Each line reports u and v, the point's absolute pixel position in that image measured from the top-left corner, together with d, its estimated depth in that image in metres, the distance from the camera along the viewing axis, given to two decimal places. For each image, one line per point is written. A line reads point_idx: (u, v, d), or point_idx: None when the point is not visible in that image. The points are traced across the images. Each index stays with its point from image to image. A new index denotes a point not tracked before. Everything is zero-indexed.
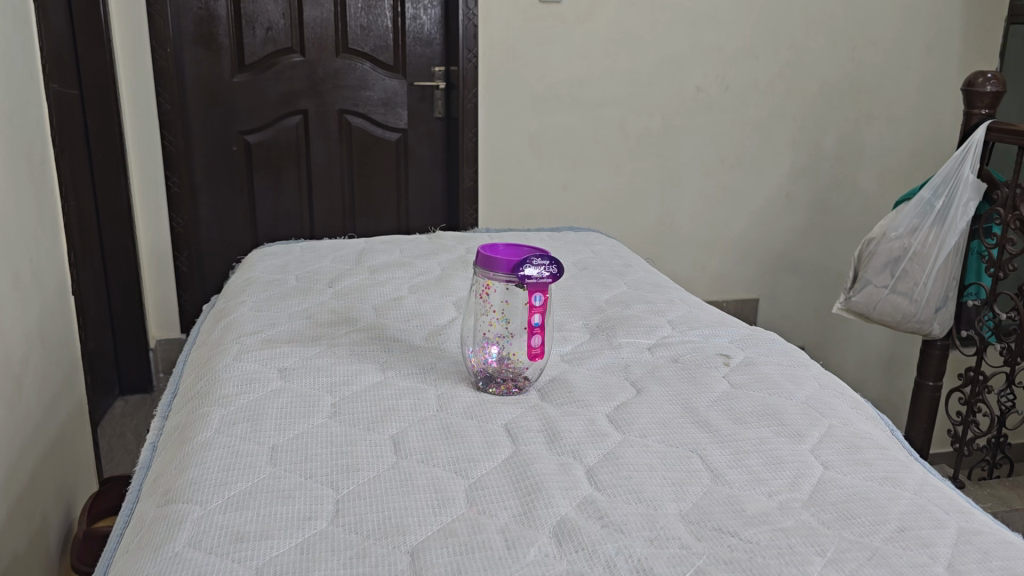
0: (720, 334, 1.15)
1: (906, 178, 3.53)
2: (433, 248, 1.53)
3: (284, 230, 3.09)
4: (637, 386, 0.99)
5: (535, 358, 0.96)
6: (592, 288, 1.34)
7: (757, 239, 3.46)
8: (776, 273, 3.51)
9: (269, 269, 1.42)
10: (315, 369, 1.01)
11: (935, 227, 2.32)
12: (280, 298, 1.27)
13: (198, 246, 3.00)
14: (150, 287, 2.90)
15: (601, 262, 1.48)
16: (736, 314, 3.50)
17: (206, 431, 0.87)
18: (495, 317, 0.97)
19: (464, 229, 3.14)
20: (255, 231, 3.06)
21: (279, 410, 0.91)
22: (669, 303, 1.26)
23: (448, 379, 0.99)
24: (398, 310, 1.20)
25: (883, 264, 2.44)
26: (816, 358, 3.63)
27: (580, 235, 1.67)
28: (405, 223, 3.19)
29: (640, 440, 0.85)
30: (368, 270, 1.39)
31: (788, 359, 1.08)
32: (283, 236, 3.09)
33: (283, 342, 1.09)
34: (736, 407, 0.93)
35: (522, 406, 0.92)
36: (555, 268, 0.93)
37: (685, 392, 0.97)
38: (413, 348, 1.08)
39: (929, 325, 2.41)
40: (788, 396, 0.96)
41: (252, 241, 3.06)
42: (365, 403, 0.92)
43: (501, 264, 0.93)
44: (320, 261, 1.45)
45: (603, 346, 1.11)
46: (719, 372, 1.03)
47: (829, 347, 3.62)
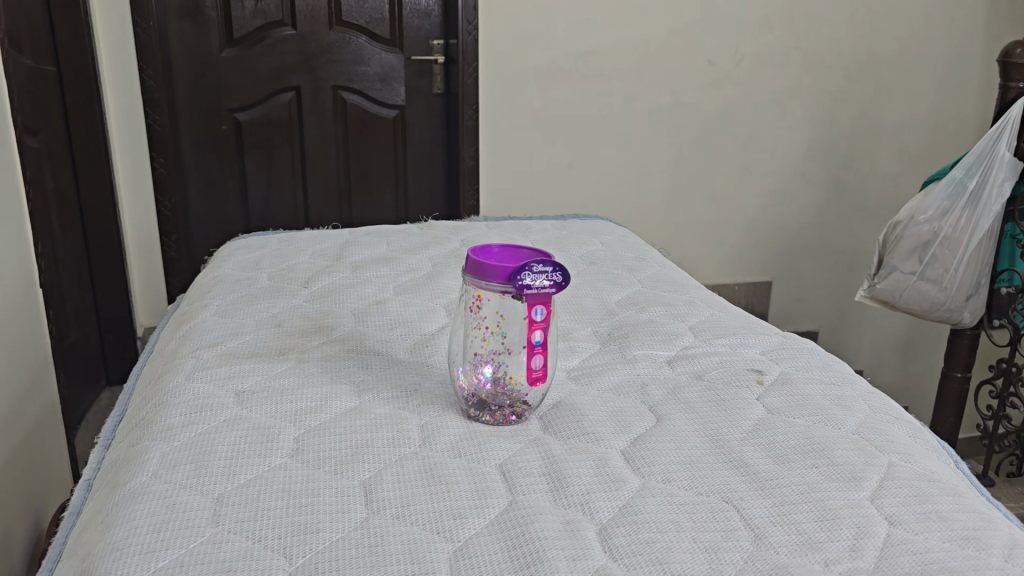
0: (749, 344, 1.00)
1: (929, 156, 3.35)
2: (425, 240, 1.37)
3: (277, 214, 2.93)
4: (657, 412, 0.84)
5: (536, 382, 0.81)
6: (601, 288, 1.18)
7: (770, 220, 3.30)
8: (792, 257, 3.36)
9: (239, 266, 1.27)
10: (277, 393, 0.86)
11: (967, 209, 2.15)
12: (247, 302, 1.11)
13: (188, 231, 2.84)
14: (138, 274, 2.75)
15: (611, 255, 1.33)
16: (749, 298, 3.35)
17: (141, 475, 0.73)
18: (489, 331, 0.82)
19: (465, 212, 2.99)
20: (245, 216, 2.90)
21: (230, 447, 0.76)
22: (689, 306, 1.11)
23: (434, 406, 0.84)
24: (382, 315, 1.06)
25: (910, 249, 2.26)
26: (832, 342, 3.48)
27: (588, 224, 1.52)
28: (403, 207, 3.04)
29: (662, 487, 0.70)
30: (351, 267, 1.24)
31: (830, 374, 0.93)
32: (275, 220, 2.94)
33: (244, 357, 0.94)
34: (775, 439, 0.78)
35: (520, 441, 0.78)
36: (560, 276, 0.77)
37: (712, 419, 0.82)
38: (395, 363, 0.94)
39: (960, 315, 2.25)
40: (836, 425, 0.81)
41: (242, 225, 2.91)
42: (333, 438, 0.78)
43: (497, 272, 0.77)
44: (297, 256, 1.30)
45: (616, 359, 0.96)
46: (752, 392, 0.88)
47: (847, 333, 3.48)
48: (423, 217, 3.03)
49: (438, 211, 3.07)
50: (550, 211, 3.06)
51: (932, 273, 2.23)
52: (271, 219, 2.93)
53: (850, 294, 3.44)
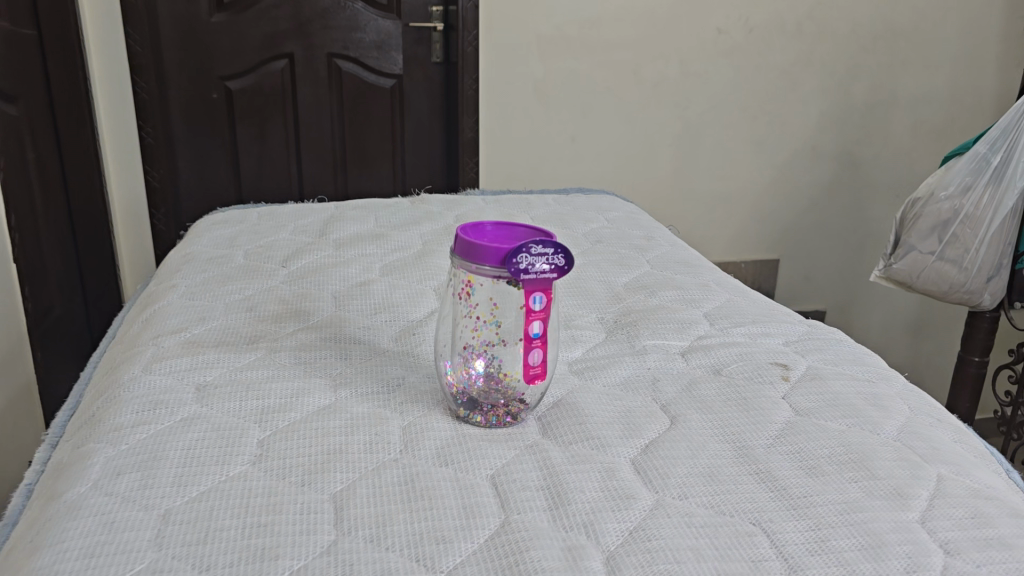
0: (771, 334, 0.91)
1: (947, 130, 3.23)
2: (416, 215, 1.27)
3: (271, 188, 2.82)
4: (671, 414, 0.74)
5: (534, 380, 0.70)
6: (607, 269, 1.08)
7: (779, 195, 3.19)
8: (801, 235, 3.25)
9: (213, 242, 1.17)
10: (242, 388, 0.76)
11: (990, 186, 2.04)
12: (218, 283, 1.01)
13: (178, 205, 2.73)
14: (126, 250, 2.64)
15: (618, 234, 1.23)
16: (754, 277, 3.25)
17: (80, 486, 0.63)
18: (481, 321, 0.71)
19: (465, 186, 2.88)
20: (237, 187, 2.79)
21: (184, 452, 0.66)
22: (704, 291, 1.01)
23: (418, 405, 0.74)
24: (364, 300, 0.95)
25: (929, 228, 2.14)
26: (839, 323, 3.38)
27: (592, 199, 1.41)
28: (400, 181, 2.92)
29: (678, 504, 0.61)
30: (333, 244, 1.14)
31: (862, 370, 0.83)
32: (269, 193, 2.83)
33: (210, 345, 0.85)
34: (805, 446, 0.69)
35: (514, 447, 0.68)
36: (562, 259, 0.67)
37: (733, 422, 0.73)
38: (378, 355, 0.84)
39: (979, 297, 2.13)
40: (874, 429, 0.72)
41: (235, 198, 2.80)
42: (302, 443, 0.68)
43: (490, 254, 0.66)
44: (277, 232, 1.20)
45: (624, 351, 0.87)
46: (777, 390, 0.78)
47: (855, 313, 3.38)
48: (420, 190, 2.92)
49: (436, 183, 2.96)
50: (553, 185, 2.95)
51: (952, 253, 2.12)
52: (264, 191, 2.81)
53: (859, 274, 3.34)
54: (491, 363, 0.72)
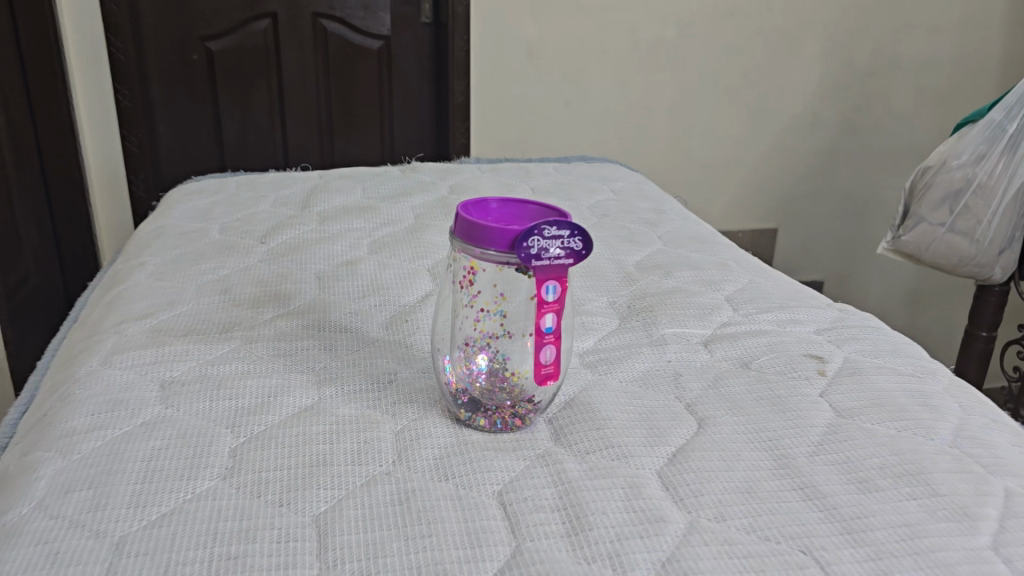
0: (801, 321, 0.82)
1: (962, 95, 3.05)
2: (407, 185, 1.17)
3: (254, 157, 2.64)
4: (698, 415, 0.66)
5: (546, 381, 0.61)
6: (616, 247, 0.99)
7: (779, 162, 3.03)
8: (805, 205, 3.11)
9: (185, 215, 1.07)
10: (213, 387, 0.67)
11: (1005, 155, 1.95)
12: (188, 262, 0.91)
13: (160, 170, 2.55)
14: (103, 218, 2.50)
15: (626, 207, 1.14)
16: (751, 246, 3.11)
17: (21, 506, 0.54)
18: (484, 311, 0.62)
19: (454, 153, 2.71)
20: (220, 155, 2.60)
21: (145, 464, 0.58)
22: (724, 271, 0.93)
23: (413, 406, 0.66)
24: (350, 282, 0.86)
25: (940, 198, 2.04)
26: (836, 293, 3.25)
27: (595, 168, 1.32)
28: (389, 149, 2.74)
29: (716, 527, 0.53)
30: (317, 218, 1.04)
31: (905, 364, 0.75)
32: (252, 162, 2.64)
33: (178, 335, 0.75)
34: (854, 455, 0.61)
35: (523, 457, 0.60)
36: (579, 243, 0.58)
37: (769, 425, 0.64)
38: (368, 345, 0.75)
39: (990, 270, 2.03)
40: (927, 435, 0.64)
41: (218, 165, 2.61)
42: (280, 453, 0.59)
43: (497, 236, 0.57)
44: (255, 204, 1.10)
45: (641, 341, 0.78)
46: (814, 387, 0.70)
47: (853, 285, 3.25)
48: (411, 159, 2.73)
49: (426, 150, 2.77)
50: (548, 152, 2.81)
51: (963, 225, 2.02)
52: (248, 157, 2.61)
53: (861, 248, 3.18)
54: (494, 357, 0.63)
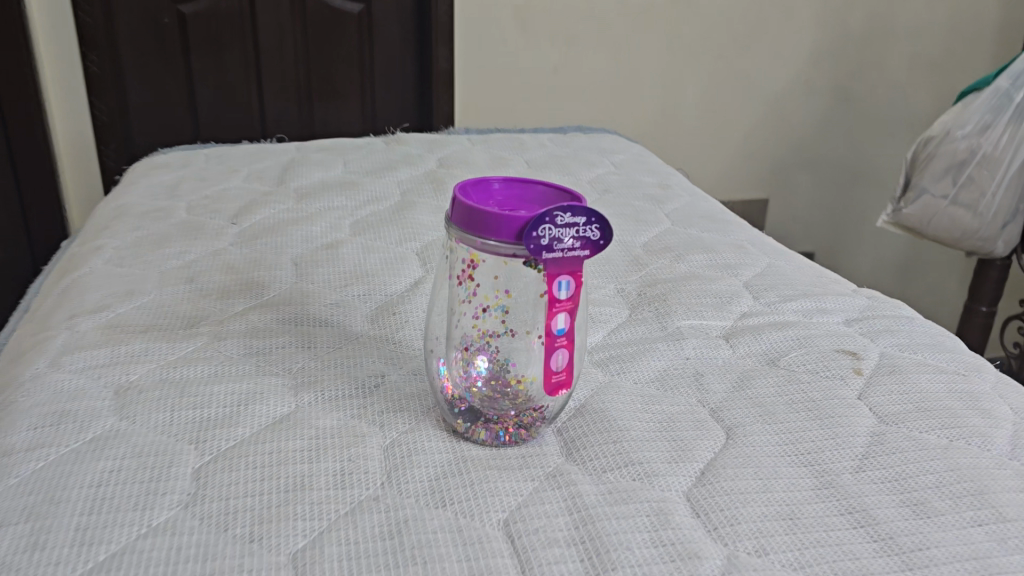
0: (829, 311, 0.75)
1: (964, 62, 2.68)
2: (392, 158, 1.08)
3: (231, 130, 2.35)
4: (726, 424, 0.59)
5: (557, 391, 0.54)
6: (621, 227, 0.91)
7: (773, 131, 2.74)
8: (800, 174, 2.79)
9: (149, 192, 0.97)
10: (176, 395, 0.59)
11: (1012, 125, 1.86)
12: (151, 245, 0.82)
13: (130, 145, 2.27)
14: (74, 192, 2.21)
15: (629, 182, 1.05)
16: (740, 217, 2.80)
17: None
18: (485, 307, 0.54)
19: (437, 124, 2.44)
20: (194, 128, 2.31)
21: (92, 492, 0.50)
22: (740, 255, 0.85)
23: (404, 415, 0.58)
24: (331, 266, 0.78)
25: (943, 169, 1.95)
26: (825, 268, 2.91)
27: (594, 139, 1.24)
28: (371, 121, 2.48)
29: (758, 564, 0.46)
30: (294, 195, 0.95)
31: (945, 360, 0.68)
32: (229, 136, 2.36)
33: (137, 331, 0.67)
34: (905, 471, 0.54)
35: (531, 478, 0.52)
36: (596, 232, 0.50)
37: (806, 434, 0.57)
38: (352, 342, 0.67)
39: (993, 244, 1.95)
40: (981, 446, 0.57)
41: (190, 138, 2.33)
42: (250, 476, 0.52)
43: (501, 225, 0.49)
44: (226, 179, 1.00)
45: (656, 335, 0.70)
46: (851, 388, 0.63)
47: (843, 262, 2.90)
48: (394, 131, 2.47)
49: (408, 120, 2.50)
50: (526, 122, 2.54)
51: (966, 197, 1.93)
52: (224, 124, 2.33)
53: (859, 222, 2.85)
54: (496, 359, 0.56)
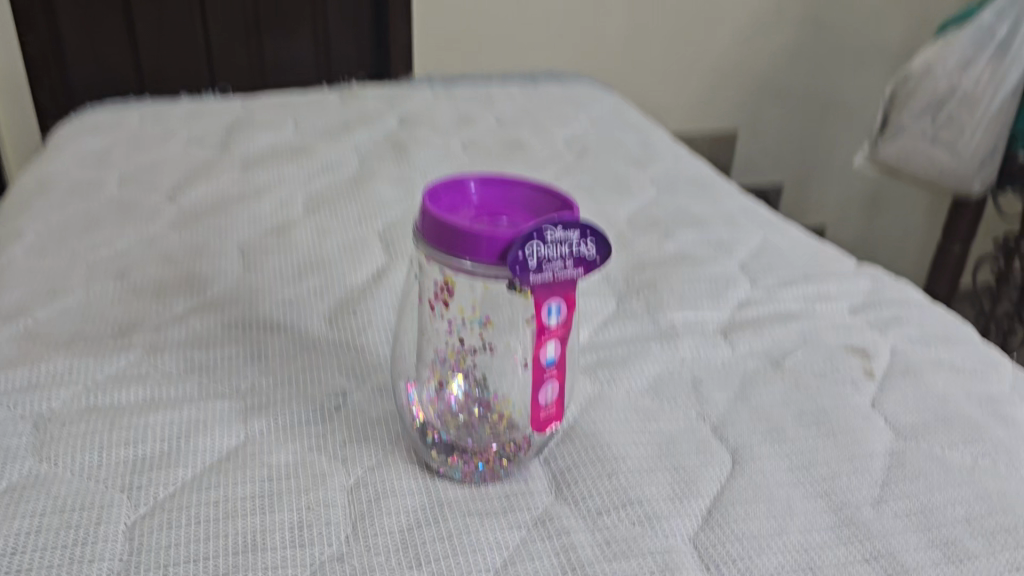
0: (833, 297, 0.69)
1: None
2: (348, 117, 0.98)
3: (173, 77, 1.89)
4: (731, 445, 0.53)
5: (546, 425, 0.46)
6: (602, 197, 0.84)
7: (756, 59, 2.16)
8: (781, 102, 2.23)
9: (76, 160, 0.87)
10: (102, 434, 0.50)
11: (994, 59, 1.50)
12: (77, 230, 0.73)
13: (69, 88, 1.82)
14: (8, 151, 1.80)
15: (609, 142, 0.97)
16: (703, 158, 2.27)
17: None
18: (462, 324, 0.47)
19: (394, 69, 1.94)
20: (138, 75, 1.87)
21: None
22: (733, 231, 0.78)
23: (369, 448, 0.51)
24: (283, 255, 0.70)
25: (921, 108, 1.59)
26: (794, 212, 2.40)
27: (567, 88, 1.15)
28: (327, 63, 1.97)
29: None
30: (240, 164, 0.86)
31: (961, 355, 0.63)
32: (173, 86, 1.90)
33: (58, 345, 0.58)
34: (930, 503, 0.49)
35: (519, 526, 0.46)
36: (592, 248, 0.43)
37: (819, 457, 0.52)
38: (306, 349, 0.59)
39: (970, 186, 1.62)
40: (1008, 465, 0.52)
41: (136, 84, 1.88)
42: (189, 538, 0.44)
43: (480, 244, 0.41)
44: (164, 145, 0.90)
45: (648, 333, 0.64)
46: (864, 395, 0.58)
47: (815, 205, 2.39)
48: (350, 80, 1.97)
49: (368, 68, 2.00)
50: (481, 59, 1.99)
51: (944, 137, 1.58)
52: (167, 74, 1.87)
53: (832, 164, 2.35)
54: (475, 380, 0.49)
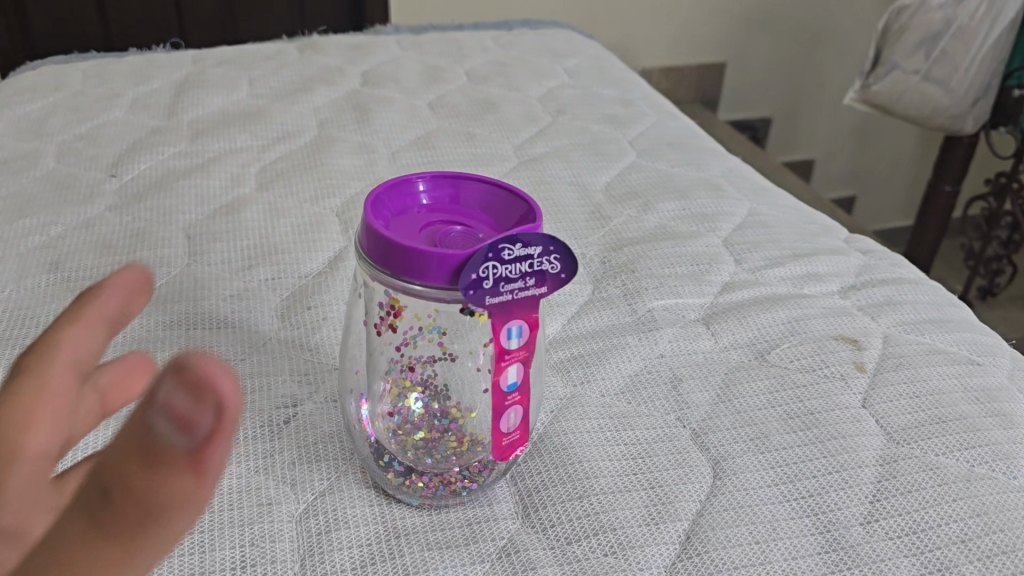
0: (823, 277, 0.65)
1: None
2: (307, 75, 0.91)
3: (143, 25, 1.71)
4: (712, 456, 0.49)
5: (509, 453, 0.42)
6: (578, 164, 0.78)
7: None
8: (773, 32, 2.12)
9: (11, 128, 0.80)
10: None
11: None
12: (7, 213, 0.67)
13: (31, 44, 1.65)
14: None
15: (587, 99, 0.91)
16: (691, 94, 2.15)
17: None
18: (419, 334, 0.42)
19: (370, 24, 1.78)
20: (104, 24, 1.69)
21: None
22: (717, 201, 0.74)
23: (322, 470, 0.47)
24: (232, 239, 0.64)
25: (915, 43, 1.45)
26: (781, 147, 2.30)
27: (541, 36, 1.08)
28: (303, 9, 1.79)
29: None
30: (189, 132, 0.80)
31: (960, 343, 0.59)
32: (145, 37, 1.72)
33: None
34: (923, 521, 0.45)
35: (484, 561, 0.43)
36: (555, 263, 0.39)
37: (806, 468, 0.48)
38: (255, 350, 0.55)
39: (962, 123, 1.50)
40: (1006, 475, 0.49)
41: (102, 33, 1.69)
42: None
43: (429, 265, 0.36)
44: (106, 110, 0.84)
45: (625, 323, 0.59)
46: (853, 393, 0.54)
47: (801, 138, 2.30)
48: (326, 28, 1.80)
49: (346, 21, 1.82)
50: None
51: (939, 73, 1.45)
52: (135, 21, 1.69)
53: (822, 95, 2.24)
54: (433, 390, 0.45)
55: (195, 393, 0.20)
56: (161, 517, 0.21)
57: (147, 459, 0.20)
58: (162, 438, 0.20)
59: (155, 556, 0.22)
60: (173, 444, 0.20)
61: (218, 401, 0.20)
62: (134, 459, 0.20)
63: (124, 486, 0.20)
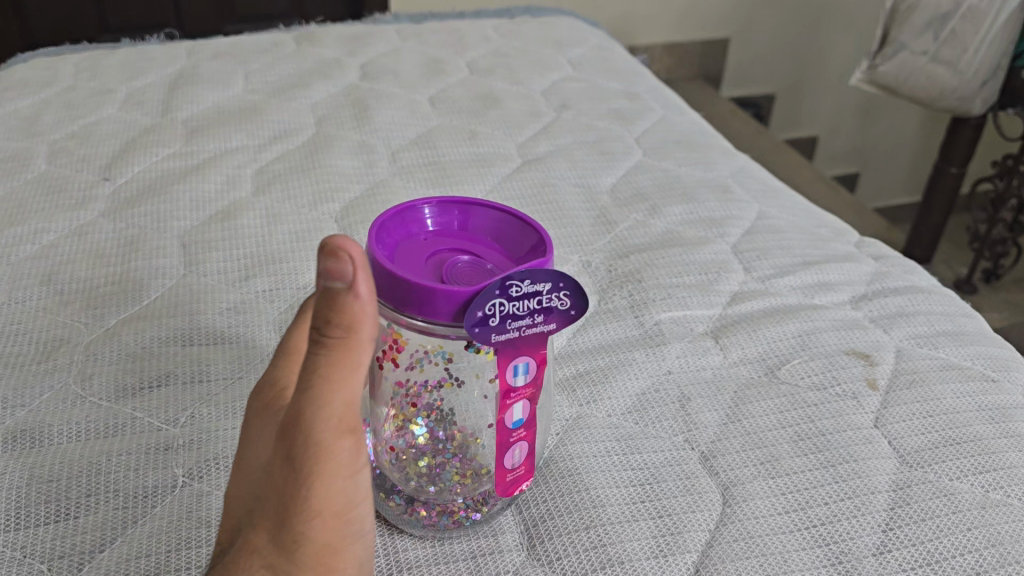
0: (834, 287, 0.63)
1: None
2: (304, 68, 0.89)
3: None
4: (722, 481, 0.48)
5: (513, 489, 0.42)
6: (583, 166, 0.76)
7: None
8: (777, 10, 2.08)
9: (2, 127, 0.78)
10: (13, 492, 0.44)
11: None
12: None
13: None
14: None
15: (591, 93, 0.89)
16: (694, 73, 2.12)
17: None
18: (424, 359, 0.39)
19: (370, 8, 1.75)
20: None
21: None
22: (725, 204, 0.72)
23: None
24: (229, 248, 0.63)
25: (924, 23, 1.42)
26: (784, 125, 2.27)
27: (545, 24, 1.05)
28: None
29: None
30: (185, 130, 0.78)
31: (976, 358, 0.58)
32: None
33: None
34: (937, 551, 0.44)
35: None
36: (565, 300, 0.37)
37: (817, 494, 0.47)
38: (251, 368, 0.53)
39: (970, 105, 1.45)
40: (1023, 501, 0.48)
41: None
42: None
43: (434, 300, 0.35)
44: (99, 106, 0.82)
45: (631, 337, 0.58)
46: (866, 412, 0.53)
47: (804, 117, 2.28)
48: None
49: None
50: None
51: (947, 53, 1.41)
52: None
53: (827, 73, 2.21)
54: (438, 414, 0.41)
55: (336, 253, 0.30)
56: (358, 330, 0.31)
57: (332, 300, 0.30)
58: (331, 285, 0.30)
59: (363, 364, 0.31)
60: (338, 286, 0.30)
61: (349, 251, 0.30)
62: (323, 305, 0.31)
63: (326, 321, 0.31)
